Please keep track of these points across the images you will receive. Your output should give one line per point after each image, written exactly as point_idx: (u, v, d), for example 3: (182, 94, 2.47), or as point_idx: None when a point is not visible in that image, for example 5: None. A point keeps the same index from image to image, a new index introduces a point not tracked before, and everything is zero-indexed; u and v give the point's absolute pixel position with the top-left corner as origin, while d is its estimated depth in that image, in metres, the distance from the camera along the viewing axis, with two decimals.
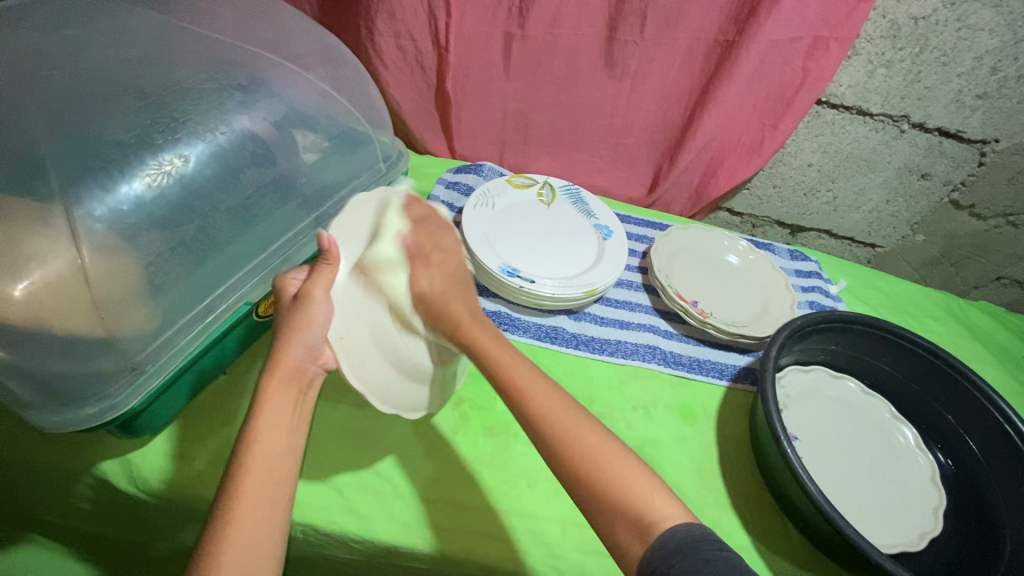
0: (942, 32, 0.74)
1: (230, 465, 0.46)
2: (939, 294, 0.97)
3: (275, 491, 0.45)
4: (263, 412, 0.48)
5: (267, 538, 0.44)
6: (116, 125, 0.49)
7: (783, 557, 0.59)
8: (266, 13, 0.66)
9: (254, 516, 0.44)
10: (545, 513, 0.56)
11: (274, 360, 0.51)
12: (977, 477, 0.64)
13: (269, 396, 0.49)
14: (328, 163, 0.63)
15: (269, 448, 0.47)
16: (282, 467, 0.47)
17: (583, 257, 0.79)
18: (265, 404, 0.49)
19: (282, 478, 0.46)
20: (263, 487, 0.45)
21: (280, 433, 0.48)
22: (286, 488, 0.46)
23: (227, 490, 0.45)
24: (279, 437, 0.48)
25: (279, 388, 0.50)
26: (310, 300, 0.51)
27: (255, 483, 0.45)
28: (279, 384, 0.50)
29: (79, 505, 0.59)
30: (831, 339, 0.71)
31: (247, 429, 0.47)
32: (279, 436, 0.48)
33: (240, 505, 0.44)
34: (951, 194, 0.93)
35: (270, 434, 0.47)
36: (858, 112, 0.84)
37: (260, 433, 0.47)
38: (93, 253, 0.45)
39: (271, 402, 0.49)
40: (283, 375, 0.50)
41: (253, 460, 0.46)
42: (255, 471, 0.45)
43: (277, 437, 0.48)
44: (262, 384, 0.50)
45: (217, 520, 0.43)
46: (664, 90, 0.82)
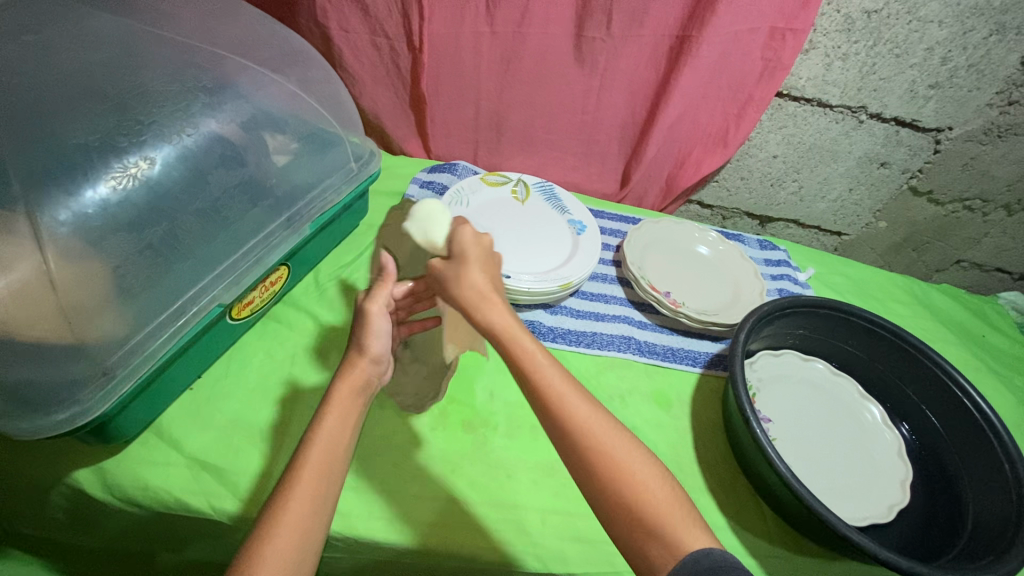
0: (894, 25, 0.77)
1: (289, 462, 0.45)
2: (903, 279, 1.00)
3: (321, 490, 0.44)
4: (327, 411, 0.48)
5: (313, 533, 0.43)
6: (79, 129, 0.49)
7: (757, 535, 0.60)
8: (230, 15, 0.66)
9: (300, 512, 0.43)
10: (524, 502, 0.57)
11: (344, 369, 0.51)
12: (940, 450, 0.67)
13: (337, 397, 0.49)
14: (298, 163, 0.63)
15: (325, 448, 0.46)
16: (332, 467, 0.46)
17: (557, 251, 0.80)
18: (328, 405, 0.48)
19: (331, 478, 0.45)
20: (314, 484, 0.44)
21: (341, 433, 0.47)
22: (331, 488, 0.45)
23: (282, 484, 0.44)
24: (339, 437, 0.47)
25: (348, 392, 0.50)
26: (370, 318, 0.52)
27: (309, 481, 0.44)
28: (347, 389, 0.50)
29: (52, 515, 0.58)
30: (798, 324, 0.73)
31: (308, 430, 0.47)
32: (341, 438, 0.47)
33: (287, 505, 0.43)
34: (909, 181, 0.97)
35: (330, 433, 0.47)
36: (818, 104, 0.87)
37: (319, 432, 0.46)
38: (59, 258, 0.45)
39: (339, 402, 0.49)
40: (352, 377, 0.51)
41: (307, 462, 0.45)
42: (311, 466, 0.45)
43: (336, 435, 0.47)
44: (334, 386, 0.50)
45: (267, 517, 0.43)
46: (631, 86, 0.84)
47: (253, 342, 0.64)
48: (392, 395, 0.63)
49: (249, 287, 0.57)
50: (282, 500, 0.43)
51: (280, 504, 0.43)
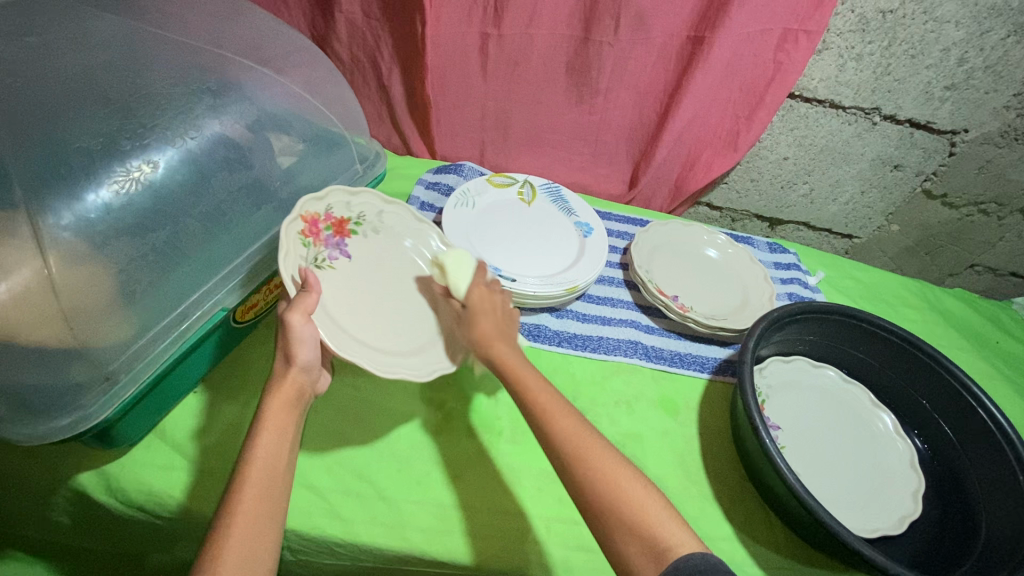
0: (910, 25, 0.76)
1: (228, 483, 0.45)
2: (915, 283, 0.99)
3: (266, 510, 0.44)
4: (264, 421, 0.48)
5: (264, 550, 0.43)
6: (83, 132, 0.48)
7: (765, 546, 0.59)
8: (236, 16, 0.66)
9: (247, 533, 0.42)
10: (529, 510, 0.56)
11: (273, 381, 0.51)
12: (952, 460, 0.66)
13: (270, 413, 0.49)
14: (303, 166, 0.63)
15: (266, 466, 0.46)
16: (275, 485, 0.46)
17: (564, 254, 0.79)
18: (263, 421, 0.48)
19: (274, 496, 0.45)
20: (257, 504, 0.44)
21: (279, 450, 0.47)
22: (276, 507, 0.45)
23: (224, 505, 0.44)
24: (279, 454, 0.47)
25: (281, 407, 0.49)
26: (291, 326, 0.50)
27: (254, 489, 0.44)
28: (280, 401, 0.49)
29: (56, 518, 0.58)
30: (808, 330, 0.72)
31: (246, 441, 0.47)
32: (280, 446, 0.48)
33: (236, 515, 0.43)
34: (923, 184, 0.95)
35: (267, 450, 0.47)
36: (831, 105, 0.86)
37: (258, 452, 0.46)
38: (61, 262, 0.45)
39: (274, 418, 0.48)
40: (281, 392, 0.50)
41: (253, 472, 0.45)
42: (252, 487, 0.44)
43: (275, 452, 0.47)
44: (265, 401, 0.50)
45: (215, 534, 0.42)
46: (639, 87, 0.83)
47: (257, 345, 0.63)
48: (397, 400, 0.62)
49: (255, 289, 0.56)
50: (227, 524, 0.42)
51: (225, 522, 0.42)
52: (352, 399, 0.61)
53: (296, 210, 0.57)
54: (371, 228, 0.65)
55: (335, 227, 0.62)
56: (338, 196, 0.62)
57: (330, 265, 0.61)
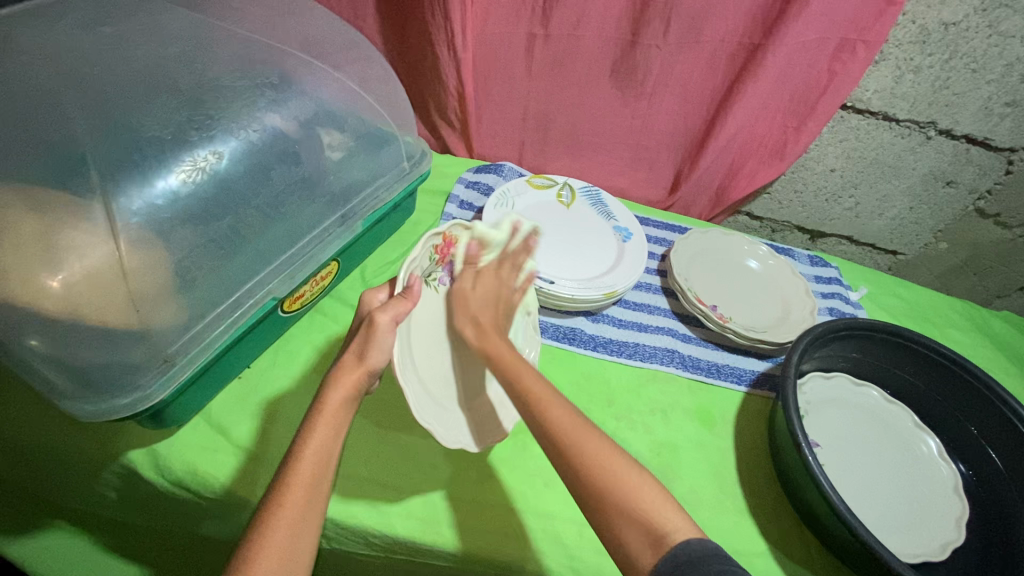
0: (972, 38, 0.74)
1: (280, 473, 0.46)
2: (962, 304, 0.96)
3: (311, 506, 0.45)
4: (320, 419, 0.47)
5: (300, 556, 0.43)
6: (155, 121, 0.50)
7: (800, 564, 0.58)
8: (295, 11, 0.67)
9: (290, 530, 0.43)
10: (563, 514, 0.56)
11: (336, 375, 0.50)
12: (999, 490, 0.64)
13: (329, 406, 0.48)
14: (354, 161, 0.64)
15: (314, 466, 0.46)
16: (321, 482, 0.46)
17: (603, 258, 0.79)
18: (320, 415, 0.48)
19: (317, 499, 0.45)
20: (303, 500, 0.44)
21: (330, 446, 0.47)
22: (320, 503, 0.45)
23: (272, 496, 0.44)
24: (329, 452, 0.47)
25: (342, 402, 0.49)
26: (377, 326, 0.52)
27: (298, 491, 0.44)
28: (339, 399, 0.49)
29: (105, 493, 0.60)
30: (852, 347, 0.71)
31: (301, 435, 0.47)
32: (329, 447, 0.47)
33: (278, 514, 0.43)
34: (976, 202, 0.92)
35: (319, 446, 0.46)
36: (884, 117, 0.84)
37: (309, 447, 0.46)
38: (130, 246, 0.46)
39: (331, 413, 0.48)
40: (347, 384, 0.50)
41: (300, 473, 0.45)
42: (300, 484, 0.45)
43: (326, 450, 0.47)
44: (326, 393, 0.49)
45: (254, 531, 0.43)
46: (686, 93, 0.82)
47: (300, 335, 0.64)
48: None
49: (302, 283, 0.57)
50: (265, 527, 0.43)
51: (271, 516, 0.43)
52: (392, 393, 0.62)
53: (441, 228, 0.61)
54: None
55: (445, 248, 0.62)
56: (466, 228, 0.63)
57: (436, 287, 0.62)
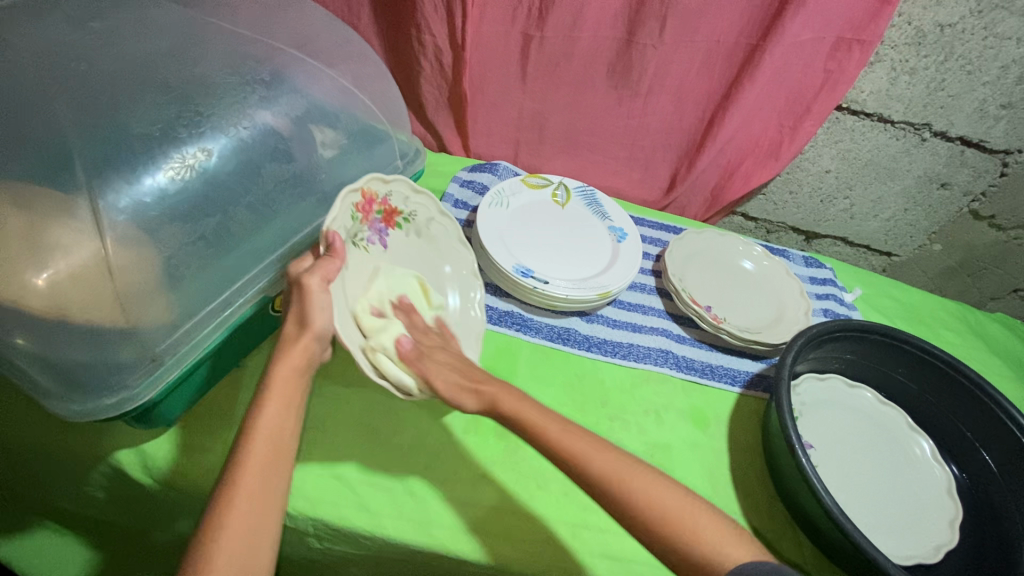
0: (968, 40, 0.74)
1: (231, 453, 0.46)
2: (956, 306, 0.96)
3: (270, 485, 0.45)
4: (268, 396, 0.48)
5: (263, 534, 0.43)
6: (142, 118, 0.50)
7: (793, 566, 0.58)
8: (288, 8, 0.67)
9: (249, 507, 0.43)
10: (555, 515, 0.56)
11: (282, 347, 0.50)
12: (992, 493, 0.64)
13: (277, 381, 0.48)
14: (346, 158, 0.63)
15: (270, 441, 0.46)
16: (279, 457, 0.46)
17: (597, 258, 0.78)
18: (269, 391, 0.48)
19: (273, 474, 0.45)
20: (259, 477, 0.45)
21: (282, 422, 0.48)
22: (279, 478, 0.46)
23: (226, 475, 0.44)
24: (282, 428, 0.47)
25: (290, 375, 0.49)
26: (308, 290, 0.49)
27: (254, 470, 0.45)
28: (287, 373, 0.49)
29: (93, 493, 0.59)
30: (846, 348, 0.71)
31: (251, 411, 0.47)
32: (282, 422, 0.48)
33: (235, 494, 0.43)
34: (971, 204, 0.93)
35: (271, 422, 0.47)
36: (879, 119, 0.84)
37: (260, 424, 0.47)
38: (117, 244, 0.46)
39: (281, 388, 0.48)
40: (292, 355, 0.49)
41: (254, 451, 0.45)
42: (254, 461, 0.45)
43: (279, 425, 0.47)
44: (271, 369, 0.49)
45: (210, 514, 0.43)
46: (682, 93, 0.82)
47: None
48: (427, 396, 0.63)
49: (292, 282, 0.56)
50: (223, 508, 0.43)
51: (228, 494, 0.43)
52: (383, 393, 0.62)
53: (362, 184, 0.57)
54: (416, 230, 0.65)
55: (385, 213, 0.62)
56: (401, 188, 0.62)
57: (365, 246, 0.60)
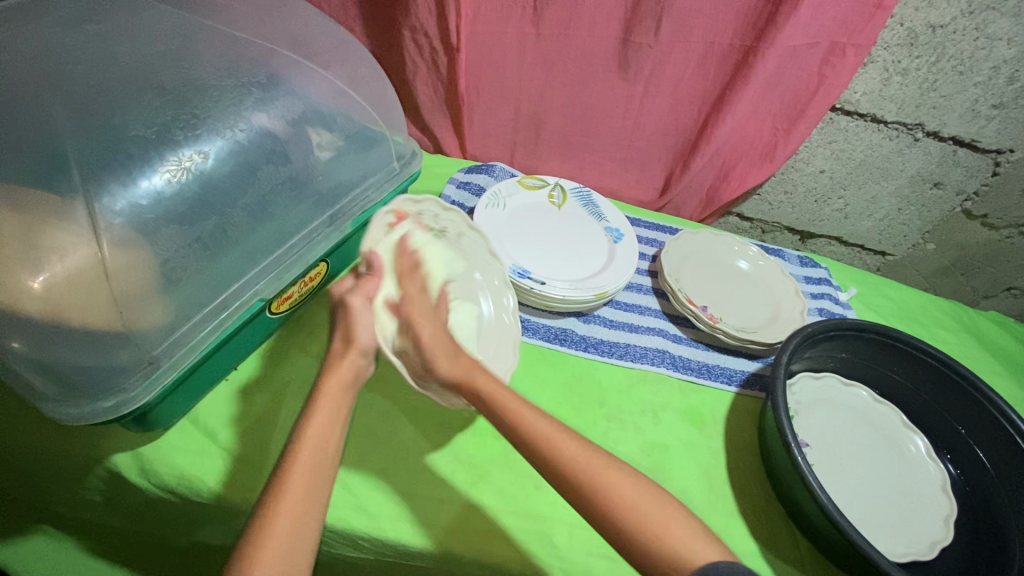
0: (959, 41, 0.74)
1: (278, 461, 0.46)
2: (951, 304, 0.97)
3: (313, 496, 0.44)
4: (317, 407, 0.48)
5: (303, 543, 0.43)
6: (138, 120, 0.49)
7: (790, 564, 0.59)
8: (284, 10, 0.67)
9: (294, 514, 0.43)
10: (553, 514, 0.56)
11: (329, 368, 0.51)
12: (986, 490, 0.64)
13: (325, 393, 0.49)
14: (343, 160, 0.63)
15: (316, 449, 0.46)
16: (325, 466, 0.46)
17: (594, 258, 0.79)
18: (317, 401, 0.49)
19: (319, 484, 0.45)
20: (308, 484, 0.44)
21: (331, 429, 0.48)
22: (325, 489, 0.45)
23: (274, 482, 0.44)
24: (328, 435, 0.47)
25: (338, 387, 0.50)
26: (352, 307, 0.54)
27: (299, 480, 0.44)
28: (333, 385, 0.50)
29: (90, 496, 0.59)
30: (841, 348, 0.71)
31: (299, 424, 0.47)
32: (327, 433, 0.48)
33: (279, 502, 0.43)
34: (964, 204, 0.93)
35: (317, 432, 0.47)
36: (872, 119, 0.84)
37: (308, 432, 0.47)
38: (113, 247, 0.46)
39: (329, 398, 0.49)
40: (338, 371, 0.51)
41: (299, 460, 0.45)
42: (302, 467, 0.45)
43: (324, 435, 0.47)
44: (320, 383, 0.50)
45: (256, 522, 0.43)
46: (677, 94, 0.82)
47: (288, 337, 0.64)
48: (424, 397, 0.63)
49: (290, 283, 0.57)
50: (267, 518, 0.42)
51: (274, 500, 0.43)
52: (380, 394, 0.62)
53: (394, 204, 0.63)
54: (449, 241, 0.66)
55: (411, 226, 0.64)
56: (431, 206, 0.66)
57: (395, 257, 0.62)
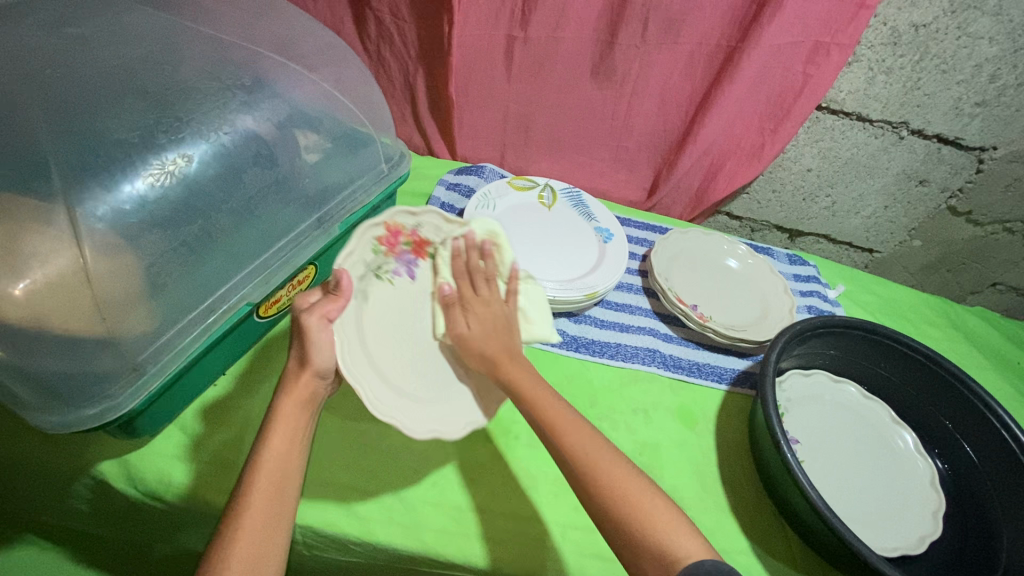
0: (942, 40, 0.75)
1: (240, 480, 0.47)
2: (937, 300, 0.98)
3: (274, 514, 0.46)
4: (276, 427, 0.48)
5: (269, 557, 0.44)
6: (120, 125, 0.49)
7: (781, 561, 0.59)
8: (267, 12, 0.66)
9: (258, 531, 0.44)
10: (545, 515, 0.56)
11: (287, 385, 0.50)
12: (974, 484, 0.65)
13: (284, 413, 0.49)
14: (330, 163, 0.63)
15: (276, 468, 0.47)
16: (286, 486, 0.47)
17: (584, 258, 0.79)
18: (277, 421, 0.48)
19: (282, 501, 0.46)
20: (269, 502, 0.46)
21: (291, 450, 0.48)
22: (283, 508, 0.46)
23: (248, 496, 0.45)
24: (289, 458, 0.48)
25: (295, 406, 0.49)
26: (306, 328, 0.50)
27: (262, 500, 0.45)
28: (293, 405, 0.49)
29: (76, 505, 0.58)
30: (829, 344, 0.71)
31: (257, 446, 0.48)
32: (289, 454, 0.48)
33: (242, 525, 0.44)
34: (949, 201, 0.94)
35: (278, 454, 0.47)
36: (858, 118, 0.85)
37: (268, 453, 0.47)
38: (95, 253, 0.45)
39: (286, 421, 0.49)
40: (296, 391, 0.50)
41: (261, 481, 0.46)
42: (262, 491, 0.46)
43: (285, 457, 0.48)
44: (277, 402, 0.50)
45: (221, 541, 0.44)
46: (665, 94, 0.82)
47: (277, 340, 0.63)
48: None
49: (277, 287, 0.57)
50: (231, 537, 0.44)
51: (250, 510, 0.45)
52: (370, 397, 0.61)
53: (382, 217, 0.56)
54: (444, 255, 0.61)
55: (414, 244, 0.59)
56: (433, 219, 0.60)
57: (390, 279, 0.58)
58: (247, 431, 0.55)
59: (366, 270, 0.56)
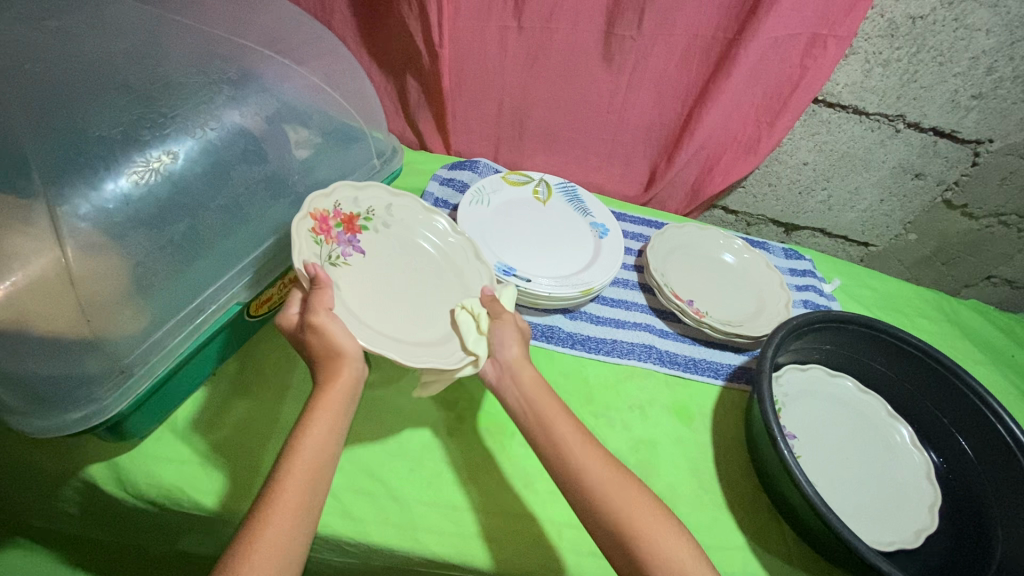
0: (939, 32, 0.75)
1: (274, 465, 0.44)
2: (933, 294, 0.97)
3: (308, 502, 0.43)
4: (318, 412, 0.46)
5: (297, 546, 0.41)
6: (102, 121, 0.48)
7: (777, 556, 0.59)
8: (254, 4, 0.65)
9: (291, 516, 0.41)
10: (542, 514, 0.55)
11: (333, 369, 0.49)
12: (969, 476, 0.65)
13: (328, 398, 0.47)
14: (321, 159, 0.62)
15: (315, 455, 0.44)
16: (321, 474, 0.44)
17: (579, 255, 0.78)
18: (319, 406, 0.47)
19: (317, 490, 0.44)
20: (303, 490, 0.43)
21: (329, 439, 0.46)
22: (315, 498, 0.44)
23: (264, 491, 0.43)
24: (328, 445, 0.46)
25: (340, 395, 0.48)
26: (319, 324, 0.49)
27: (296, 486, 0.43)
28: (336, 390, 0.48)
29: (66, 508, 0.57)
30: (825, 339, 0.71)
31: (298, 430, 0.46)
32: (328, 441, 0.46)
33: (272, 511, 0.41)
34: (944, 194, 0.94)
35: (315, 441, 0.45)
36: (854, 111, 0.84)
37: (308, 437, 0.45)
38: (79, 253, 0.44)
39: (329, 406, 0.47)
40: (342, 377, 0.48)
41: (297, 468, 0.43)
42: (298, 476, 0.43)
43: (323, 442, 0.45)
44: (322, 385, 0.48)
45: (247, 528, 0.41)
46: (660, 87, 0.82)
47: (266, 340, 0.62)
48: (409, 401, 0.61)
49: (268, 287, 0.55)
50: (257, 525, 0.40)
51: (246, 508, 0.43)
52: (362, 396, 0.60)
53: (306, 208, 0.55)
54: (381, 225, 0.64)
55: (345, 223, 0.60)
56: (347, 192, 0.61)
57: (342, 261, 0.59)
58: (237, 431, 0.54)
59: (320, 259, 0.56)
